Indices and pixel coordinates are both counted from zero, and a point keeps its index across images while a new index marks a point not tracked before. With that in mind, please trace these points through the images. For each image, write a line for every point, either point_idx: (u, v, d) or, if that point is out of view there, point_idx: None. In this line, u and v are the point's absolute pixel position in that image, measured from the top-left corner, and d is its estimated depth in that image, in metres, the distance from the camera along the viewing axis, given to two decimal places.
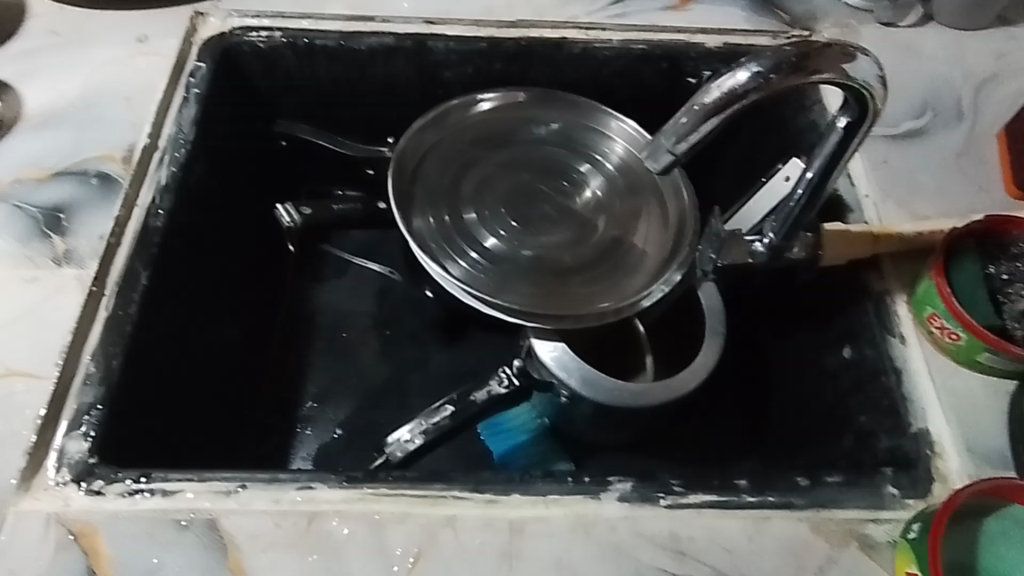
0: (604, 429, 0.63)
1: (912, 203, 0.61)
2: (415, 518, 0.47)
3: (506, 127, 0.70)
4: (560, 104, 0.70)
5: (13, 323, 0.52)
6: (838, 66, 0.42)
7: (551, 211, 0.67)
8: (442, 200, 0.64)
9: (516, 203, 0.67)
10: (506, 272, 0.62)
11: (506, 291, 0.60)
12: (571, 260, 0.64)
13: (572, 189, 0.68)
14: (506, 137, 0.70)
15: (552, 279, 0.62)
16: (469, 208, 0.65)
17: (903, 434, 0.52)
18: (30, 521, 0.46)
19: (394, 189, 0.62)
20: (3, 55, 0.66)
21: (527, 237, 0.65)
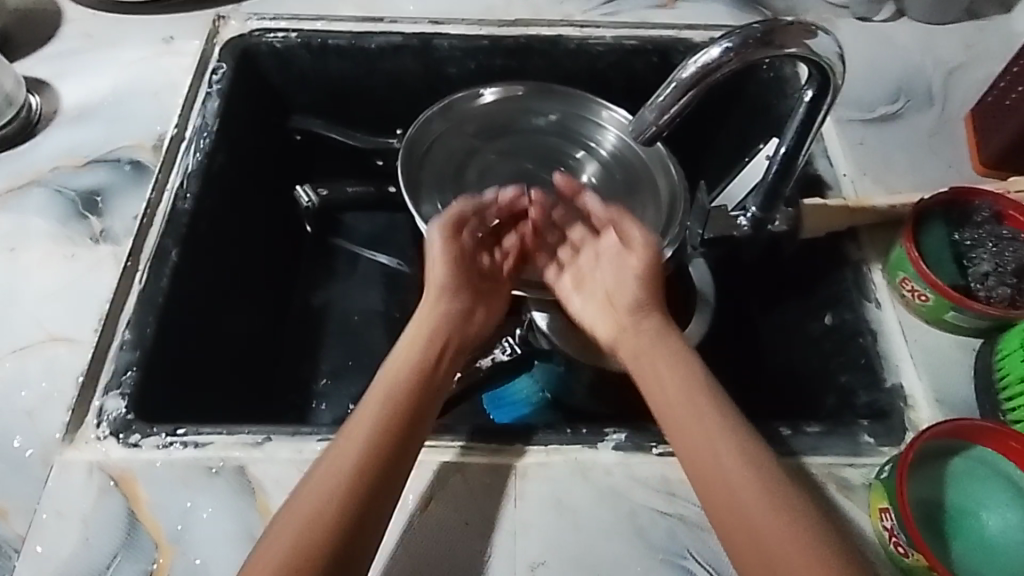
0: (604, 396, 0.67)
1: (886, 180, 0.66)
2: (427, 465, 0.51)
3: (507, 118, 0.74)
4: (557, 96, 0.74)
5: (56, 295, 0.57)
6: (802, 41, 0.46)
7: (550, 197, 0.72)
8: (448, 188, 0.70)
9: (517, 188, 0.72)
10: None
11: None
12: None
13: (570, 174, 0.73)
14: (507, 127, 0.74)
15: None
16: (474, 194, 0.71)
17: (879, 389, 0.56)
18: (74, 469, 0.50)
19: (404, 179, 0.67)
20: (40, 55, 0.72)
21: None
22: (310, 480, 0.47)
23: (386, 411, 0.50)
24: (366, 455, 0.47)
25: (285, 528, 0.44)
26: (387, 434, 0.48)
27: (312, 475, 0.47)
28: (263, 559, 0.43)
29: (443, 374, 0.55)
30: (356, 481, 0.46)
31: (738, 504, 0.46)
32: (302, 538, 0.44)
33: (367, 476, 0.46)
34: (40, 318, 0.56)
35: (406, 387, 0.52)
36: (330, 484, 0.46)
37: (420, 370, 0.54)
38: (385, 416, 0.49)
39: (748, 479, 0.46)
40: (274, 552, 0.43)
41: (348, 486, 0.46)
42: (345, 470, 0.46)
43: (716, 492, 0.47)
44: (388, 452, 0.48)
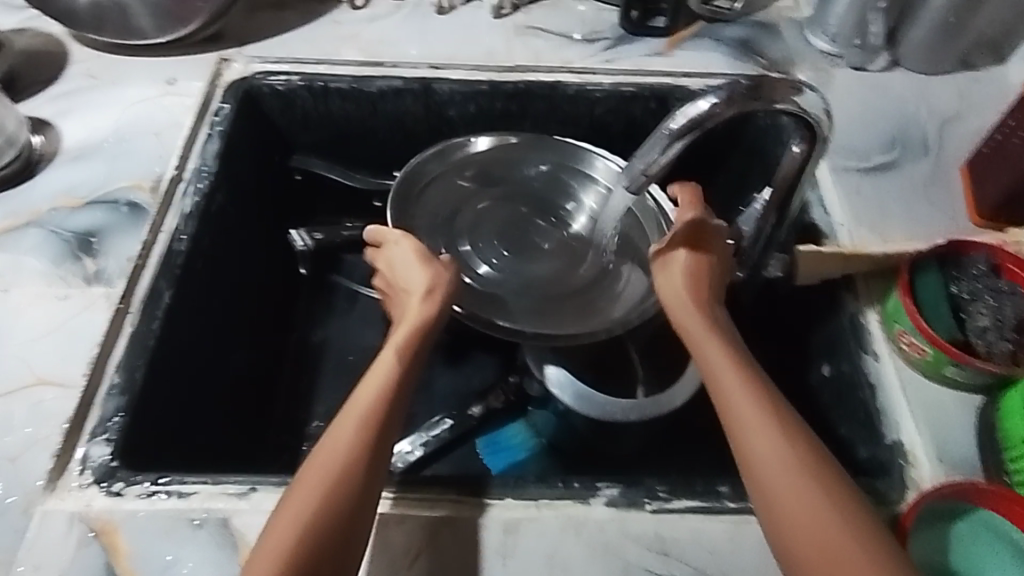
0: (599, 444, 0.66)
1: (882, 228, 0.66)
2: (415, 518, 0.50)
3: (500, 168, 0.75)
4: (549, 148, 0.75)
5: (46, 336, 0.57)
6: (790, 96, 0.46)
7: (543, 247, 0.72)
8: (440, 230, 0.69)
9: (508, 236, 0.72)
10: (504, 295, 0.66)
11: (506, 311, 0.64)
12: (559, 287, 0.68)
13: (560, 224, 0.74)
14: (499, 177, 0.75)
15: (543, 301, 0.67)
16: (465, 239, 0.70)
17: (879, 443, 0.55)
18: (54, 519, 0.49)
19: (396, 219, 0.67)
20: (45, 96, 0.73)
21: (519, 269, 0.69)
22: (294, 485, 0.45)
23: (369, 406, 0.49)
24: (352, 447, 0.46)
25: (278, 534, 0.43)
26: (374, 437, 0.47)
27: (304, 465, 0.46)
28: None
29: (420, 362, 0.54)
30: (344, 473, 0.45)
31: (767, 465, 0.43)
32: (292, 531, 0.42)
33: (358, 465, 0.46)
34: (30, 361, 0.56)
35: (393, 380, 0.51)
36: (322, 474, 0.45)
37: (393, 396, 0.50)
38: (369, 412, 0.48)
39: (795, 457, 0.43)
40: None
41: (340, 481, 0.45)
42: (337, 462, 0.45)
43: (755, 458, 0.44)
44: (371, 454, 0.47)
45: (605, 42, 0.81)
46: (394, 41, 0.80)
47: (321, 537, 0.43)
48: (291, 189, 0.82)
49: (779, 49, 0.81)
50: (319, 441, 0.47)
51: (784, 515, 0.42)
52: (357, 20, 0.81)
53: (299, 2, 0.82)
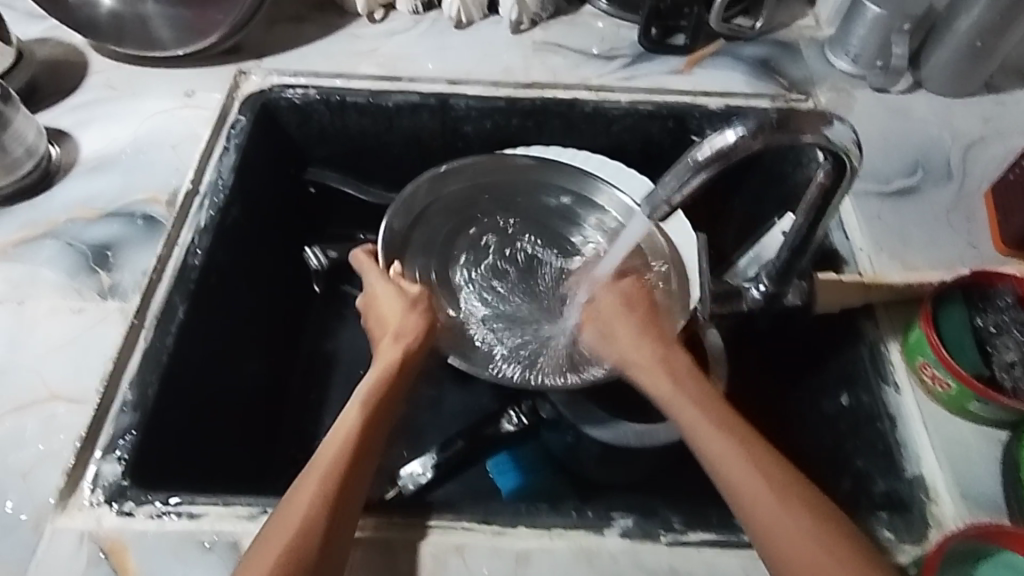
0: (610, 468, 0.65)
1: (903, 254, 0.64)
2: (426, 544, 0.50)
3: (510, 188, 0.76)
4: (566, 174, 0.75)
5: (61, 350, 0.57)
6: (818, 129, 0.45)
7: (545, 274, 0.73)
8: (435, 253, 0.72)
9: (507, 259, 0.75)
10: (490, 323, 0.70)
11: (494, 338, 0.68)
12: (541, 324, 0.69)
13: (563, 254, 0.75)
14: (508, 199, 0.76)
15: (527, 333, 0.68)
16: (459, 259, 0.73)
17: (899, 478, 0.54)
18: (65, 538, 0.49)
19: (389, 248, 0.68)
20: (64, 106, 0.73)
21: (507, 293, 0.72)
22: (269, 528, 0.44)
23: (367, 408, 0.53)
24: (328, 489, 0.46)
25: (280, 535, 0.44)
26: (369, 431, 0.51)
27: (282, 507, 0.45)
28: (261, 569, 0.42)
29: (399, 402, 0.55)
30: (320, 517, 0.44)
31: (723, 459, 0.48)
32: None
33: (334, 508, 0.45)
34: (43, 375, 0.56)
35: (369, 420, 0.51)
36: (296, 519, 0.44)
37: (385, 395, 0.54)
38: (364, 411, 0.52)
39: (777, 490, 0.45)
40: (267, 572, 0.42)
41: (314, 525, 0.44)
42: (315, 502, 0.45)
43: (712, 458, 0.48)
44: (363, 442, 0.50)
45: (624, 60, 0.80)
46: (412, 56, 0.79)
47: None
48: (304, 202, 0.81)
49: (799, 69, 0.80)
50: (294, 485, 0.47)
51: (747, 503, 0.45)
52: (376, 34, 0.81)
53: (318, 16, 0.82)
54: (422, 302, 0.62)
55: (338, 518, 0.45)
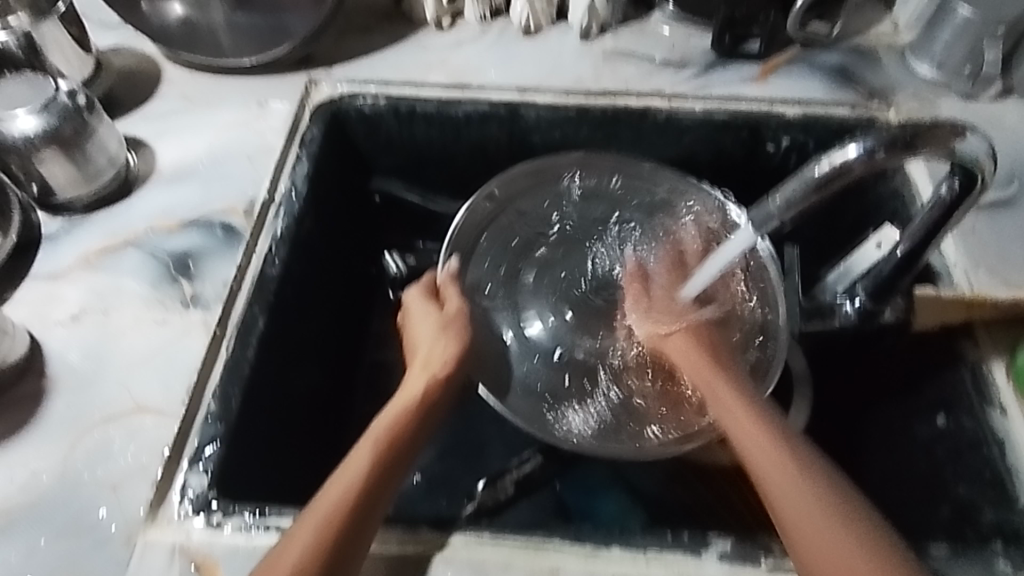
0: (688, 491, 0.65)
1: (1004, 270, 0.61)
2: (518, 565, 0.48)
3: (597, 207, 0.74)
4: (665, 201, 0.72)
5: (146, 361, 0.57)
6: (948, 143, 0.43)
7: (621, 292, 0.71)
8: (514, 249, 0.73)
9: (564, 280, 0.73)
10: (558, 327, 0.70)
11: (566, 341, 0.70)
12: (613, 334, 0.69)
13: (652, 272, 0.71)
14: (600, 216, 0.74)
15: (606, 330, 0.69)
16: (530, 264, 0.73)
17: (1011, 508, 0.51)
18: (156, 550, 0.48)
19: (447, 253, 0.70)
20: (140, 116, 0.74)
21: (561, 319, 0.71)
22: (283, 543, 0.45)
23: (391, 415, 0.54)
24: (342, 500, 0.46)
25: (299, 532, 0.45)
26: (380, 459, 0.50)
27: (295, 524, 0.46)
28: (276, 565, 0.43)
29: (422, 431, 0.55)
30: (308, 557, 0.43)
31: (786, 499, 0.46)
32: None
33: (344, 521, 0.45)
34: (129, 386, 0.56)
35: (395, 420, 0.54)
36: (307, 532, 0.45)
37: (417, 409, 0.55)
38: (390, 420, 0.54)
39: (814, 498, 0.45)
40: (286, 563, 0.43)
41: (327, 535, 0.44)
42: (327, 513, 0.45)
43: (781, 504, 0.46)
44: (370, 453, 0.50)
45: (695, 68, 0.78)
46: (479, 65, 0.79)
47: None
48: (367, 211, 0.81)
49: (879, 76, 0.77)
50: (314, 496, 0.47)
51: (802, 547, 0.44)
52: (443, 44, 0.80)
53: (387, 26, 0.82)
54: (455, 320, 0.64)
55: (349, 532, 0.45)
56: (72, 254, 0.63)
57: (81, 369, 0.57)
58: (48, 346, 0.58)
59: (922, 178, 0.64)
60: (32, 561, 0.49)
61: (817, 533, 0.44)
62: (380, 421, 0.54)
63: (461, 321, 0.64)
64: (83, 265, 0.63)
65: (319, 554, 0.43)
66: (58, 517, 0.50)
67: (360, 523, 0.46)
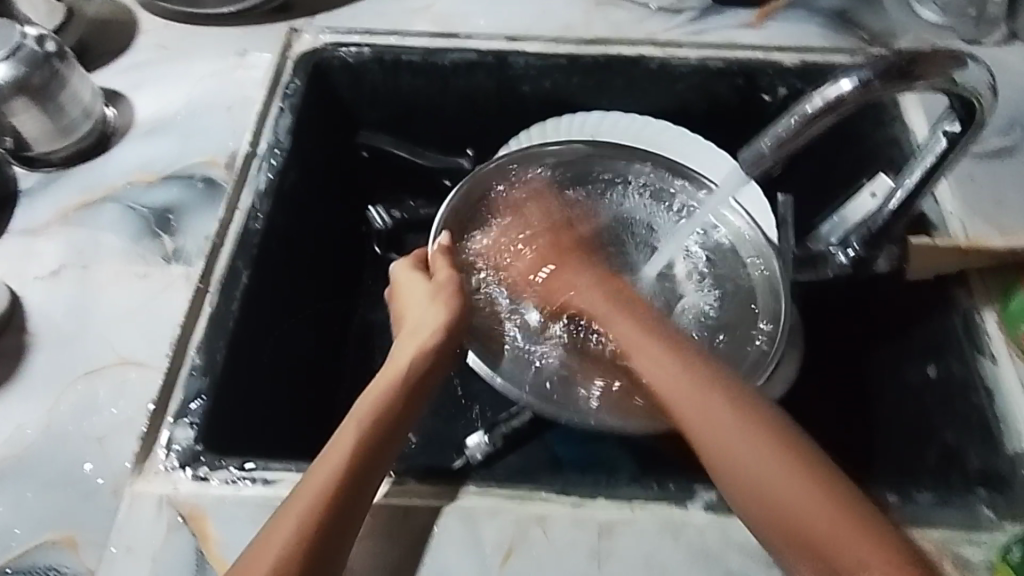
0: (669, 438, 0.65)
1: (1001, 219, 0.60)
2: (505, 515, 0.49)
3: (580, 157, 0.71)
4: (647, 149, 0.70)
5: (129, 316, 0.56)
6: (945, 71, 0.41)
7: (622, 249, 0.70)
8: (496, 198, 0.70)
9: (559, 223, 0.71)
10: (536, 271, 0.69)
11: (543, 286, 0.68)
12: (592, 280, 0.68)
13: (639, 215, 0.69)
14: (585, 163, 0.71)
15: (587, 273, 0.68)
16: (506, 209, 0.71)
17: (997, 453, 0.51)
18: (143, 502, 0.48)
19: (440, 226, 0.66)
20: (115, 67, 0.71)
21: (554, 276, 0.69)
22: (266, 531, 0.44)
23: (381, 391, 0.53)
24: (329, 488, 0.45)
25: (294, 506, 0.45)
26: (382, 429, 0.50)
27: (281, 509, 0.45)
28: (272, 540, 0.43)
29: (412, 405, 0.53)
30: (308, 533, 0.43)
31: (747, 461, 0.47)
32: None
33: (339, 487, 0.45)
34: (112, 341, 0.55)
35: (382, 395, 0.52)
36: (289, 522, 0.44)
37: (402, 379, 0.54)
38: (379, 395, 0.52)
39: (763, 459, 0.47)
40: (280, 539, 0.43)
41: (309, 524, 0.44)
42: (311, 500, 0.45)
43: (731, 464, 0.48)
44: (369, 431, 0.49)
45: (690, 13, 0.76)
46: (466, 12, 0.76)
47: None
48: (355, 165, 0.79)
49: (881, 20, 0.74)
50: (298, 483, 0.46)
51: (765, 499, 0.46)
52: None
53: None
54: (448, 288, 0.61)
55: (335, 522, 0.44)
56: (50, 210, 0.62)
57: (63, 324, 0.56)
58: (29, 302, 0.57)
59: (920, 125, 0.62)
60: (20, 513, 0.49)
61: (787, 482, 0.46)
62: (364, 400, 0.52)
63: (452, 288, 0.61)
64: (62, 221, 0.61)
65: (305, 538, 0.43)
66: (44, 470, 0.50)
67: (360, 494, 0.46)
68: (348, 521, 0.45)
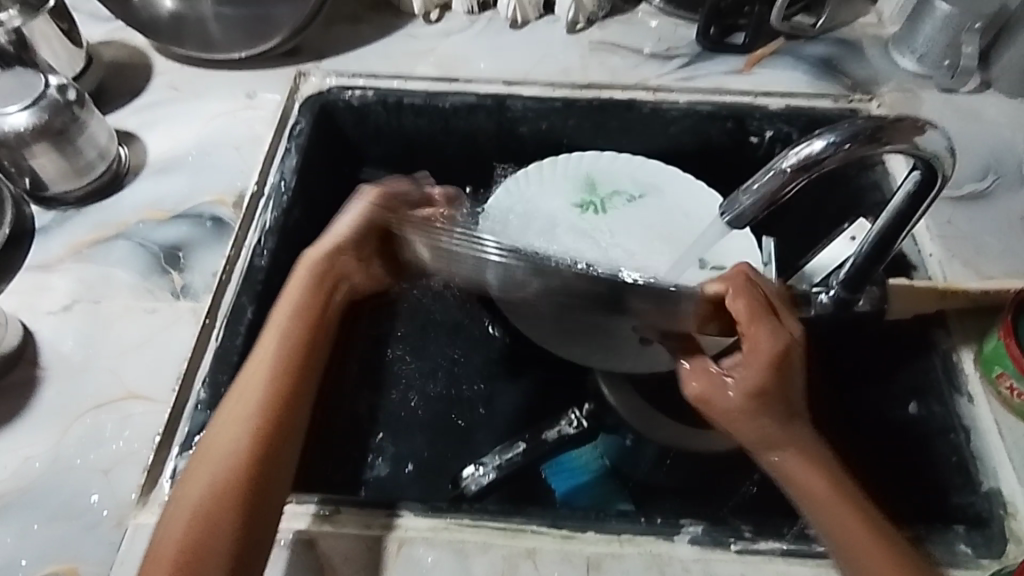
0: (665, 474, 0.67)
1: (977, 262, 0.62)
2: (496, 548, 0.50)
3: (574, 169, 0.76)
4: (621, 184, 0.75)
5: (136, 350, 0.59)
6: (910, 137, 0.45)
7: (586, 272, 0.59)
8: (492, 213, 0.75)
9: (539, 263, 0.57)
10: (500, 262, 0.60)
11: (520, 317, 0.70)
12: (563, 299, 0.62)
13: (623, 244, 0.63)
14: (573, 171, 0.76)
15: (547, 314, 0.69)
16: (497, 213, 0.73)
17: (974, 492, 0.53)
18: (147, 534, 0.50)
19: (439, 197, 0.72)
20: (130, 108, 0.75)
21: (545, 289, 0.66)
22: (179, 492, 0.47)
23: (275, 358, 0.54)
24: (237, 446, 0.49)
25: (191, 488, 0.47)
26: (275, 388, 0.52)
27: (193, 465, 0.49)
28: (173, 528, 0.46)
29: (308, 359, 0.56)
30: (202, 511, 0.46)
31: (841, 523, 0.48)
32: (180, 539, 0.45)
33: (240, 459, 0.48)
34: (120, 374, 0.57)
35: (275, 359, 0.54)
36: (204, 480, 0.47)
37: (293, 340, 0.56)
38: (273, 359, 0.54)
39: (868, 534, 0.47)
40: (173, 532, 0.45)
41: (226, 477, 0.47)
42: (223, 456, 0.48)
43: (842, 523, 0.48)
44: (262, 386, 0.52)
45: (682, 59, 0.79)
46: (466, 57, 0.79)
47: (221, 550, 0.45)
48: None
49: (863, 68, 0.78)
50: (200, 448, 0.50)
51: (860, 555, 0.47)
52: (431, 35, 0.81)
53: (375, 16, 0.83)
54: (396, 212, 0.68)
55: (261, 473, 0.48)
56: (62, 246, 0.65)
57: (72, 357, 0.58)
58: (40, 336, 0.60)
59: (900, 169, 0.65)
60: (27, 543, 0.50)
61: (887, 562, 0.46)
62: (266, 345, 0.55)
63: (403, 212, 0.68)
64: (74, 256, 0.64)
65: (226, 493, 0.47)
66: (51, 500, 0.52)
67: (267, 458, 0.49)
68: (252, 492, 0.47)
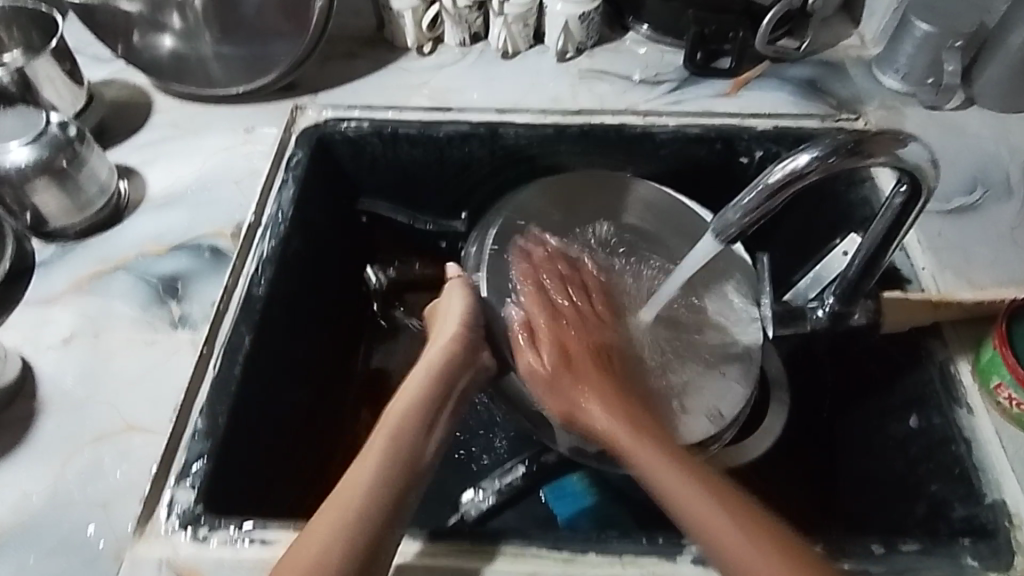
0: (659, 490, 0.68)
1: (968, 274, 0.63)
2: (496, 573, 0.50)
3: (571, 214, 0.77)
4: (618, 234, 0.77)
5: (135, 381, 0.59)
6: (891, 149, 0.45)
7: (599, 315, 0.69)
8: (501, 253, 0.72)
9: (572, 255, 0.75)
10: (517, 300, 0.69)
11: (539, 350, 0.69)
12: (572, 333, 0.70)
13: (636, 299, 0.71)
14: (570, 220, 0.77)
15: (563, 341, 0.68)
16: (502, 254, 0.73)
17: (979, 503, 0.52)
18: (144, 566, 0.49)
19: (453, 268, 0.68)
20: (131, 145, 0.76)
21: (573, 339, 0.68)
22: None
23: (381, 442, 0.51)
24: (332, 537, 0.45)
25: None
26: (385, 474, 0.50)
27: (285, 557, 0.46)
28: None
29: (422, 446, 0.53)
30: None
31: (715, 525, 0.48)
32: None
33: (331, 555, 0.45)
34: (119, 406, 0.58)
35: (382, 444, 0.51)
36: (301, 564, 0.44)
37: (410, 423, 0.53)
38: (382, 443, 0.51)
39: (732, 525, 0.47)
40: None
41: (346, 538, 0.46)
42: (342, 518, 0.46)
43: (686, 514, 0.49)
44: (367, 472, 0.49)
45: (669, 85, 0.81)
46: (459, 88, 0.81)
47: None
48: (357, 231, 0.83)
49: (847, 88, 0.79)
50: (313, 516, 0.47)
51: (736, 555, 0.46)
52: (425, 68, 0.83)
53: (369, 51, 0.85)
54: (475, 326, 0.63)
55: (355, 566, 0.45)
56: (64, 280, 0.65)
57: (72, 389, 0.59)
58: (40, 369, 0.60)
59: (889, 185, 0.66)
60: None
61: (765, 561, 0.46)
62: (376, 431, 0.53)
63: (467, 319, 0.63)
64: (75, 290, 0.65)
65: None
66: (48, 533, 0.52)
67: (369, 551, 0.46)
68: None
